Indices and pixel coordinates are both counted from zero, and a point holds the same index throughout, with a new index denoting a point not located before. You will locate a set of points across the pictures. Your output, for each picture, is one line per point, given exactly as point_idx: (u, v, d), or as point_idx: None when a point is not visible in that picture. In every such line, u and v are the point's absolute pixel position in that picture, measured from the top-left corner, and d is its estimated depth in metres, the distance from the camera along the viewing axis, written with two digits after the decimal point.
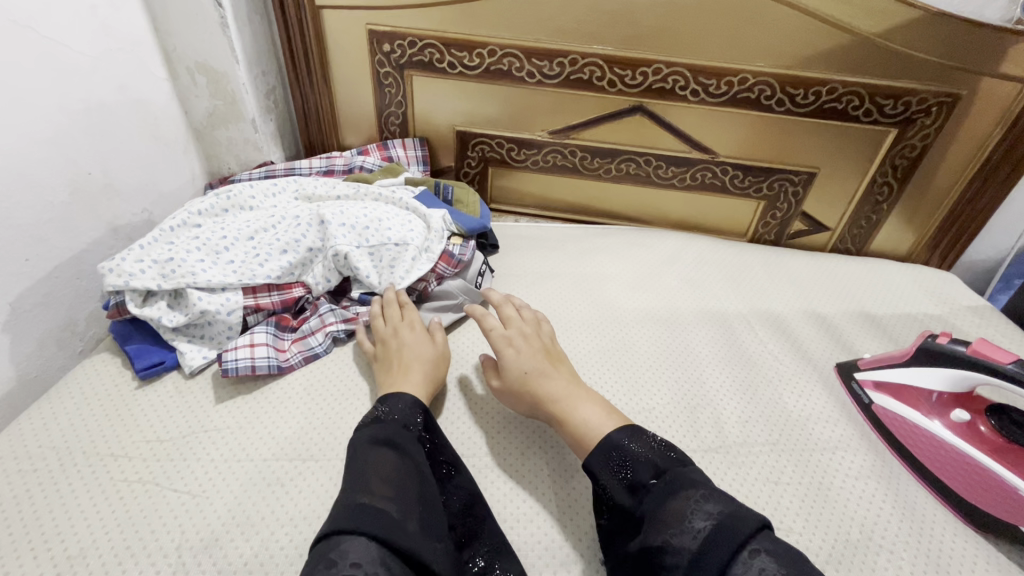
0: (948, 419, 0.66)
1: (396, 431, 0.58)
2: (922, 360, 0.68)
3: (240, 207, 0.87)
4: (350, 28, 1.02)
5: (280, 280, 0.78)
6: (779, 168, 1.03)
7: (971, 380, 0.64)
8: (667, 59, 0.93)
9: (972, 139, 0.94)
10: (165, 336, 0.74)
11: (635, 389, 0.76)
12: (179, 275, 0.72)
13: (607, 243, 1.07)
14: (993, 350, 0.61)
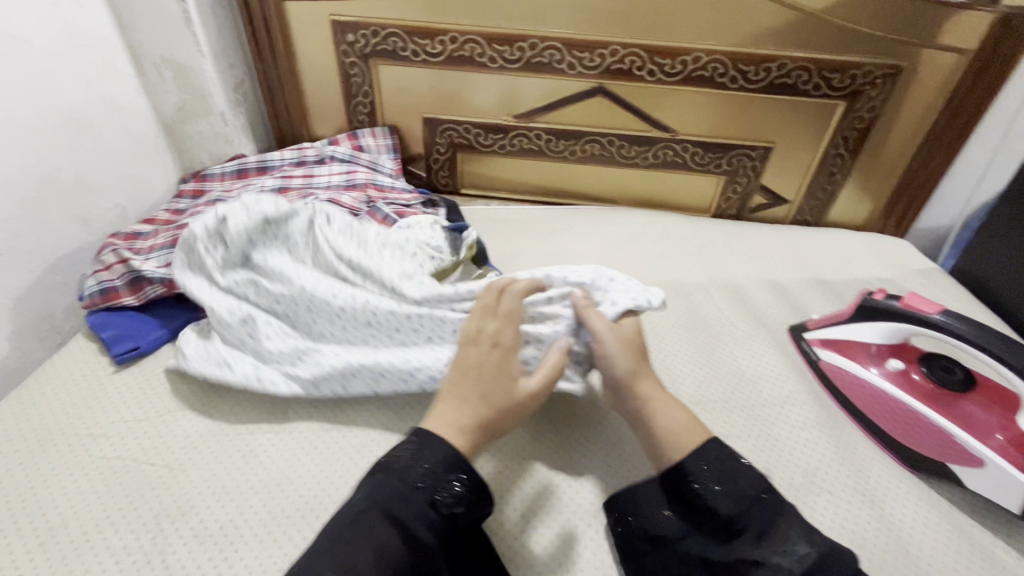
0: (884, 368, 0.70)
1: (405, 496, 0.48)
2: (861, 315, 0.72)
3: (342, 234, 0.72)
4: (314, 20, 1.03)
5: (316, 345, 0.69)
6: (736, 144, 1.06)
7: (905, 331, 0.68)
8: (622, 40, 0.96)
9: (917, 109, 0.99)
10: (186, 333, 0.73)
11: (704, 356, 0.80)
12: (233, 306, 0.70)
13: (574, 222, 1.10)
14: (923, 302, 0.66)
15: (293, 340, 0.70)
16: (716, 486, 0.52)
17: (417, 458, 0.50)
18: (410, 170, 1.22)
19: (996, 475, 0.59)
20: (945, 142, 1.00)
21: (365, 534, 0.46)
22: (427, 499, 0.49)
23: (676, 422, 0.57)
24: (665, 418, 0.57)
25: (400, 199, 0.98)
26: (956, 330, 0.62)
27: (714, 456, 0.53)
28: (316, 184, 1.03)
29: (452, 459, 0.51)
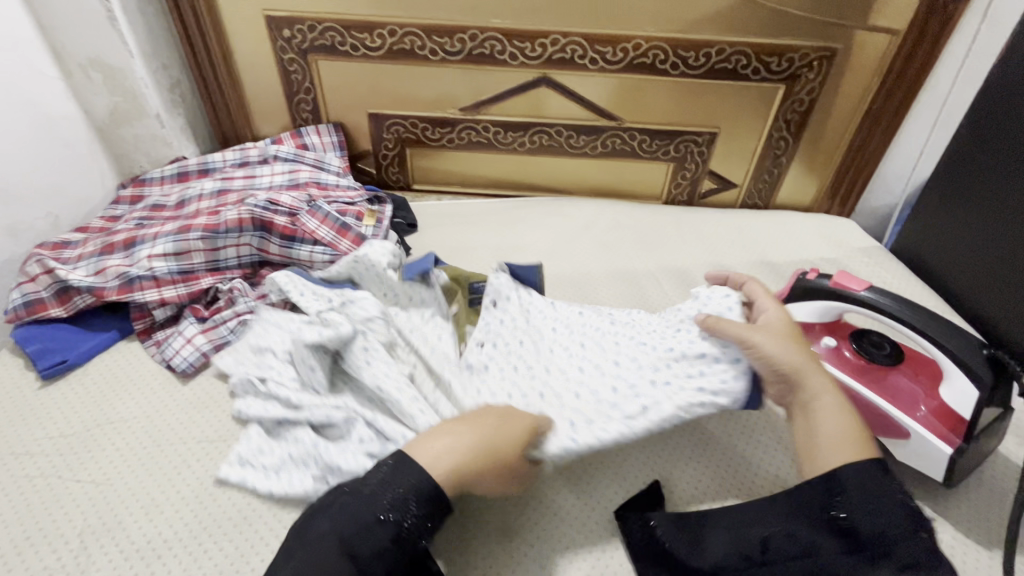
0: (819, 346, 0.71)
1: (366, 527, 0.46)
2: (796, 296, 0.72)
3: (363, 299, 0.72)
4: (248, 15, 1.00)
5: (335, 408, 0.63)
6: (681, 130, 1.07)
7: (836, 309, 0.69)
8: (562, 29, 0.96)
9: (854, 90, 1.00)
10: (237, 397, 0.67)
11: None
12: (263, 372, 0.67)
13: (525, 214, 1.09)
14: (851, 280, 0.67)
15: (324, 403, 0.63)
16: (861, 512, 0.47)
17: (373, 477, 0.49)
18: (359, 167, 1.20)
19: (923, 448, 0.60)
20: (883, 121, 1.02)
21: (314, 556, 0.45)
22: (389, 533, 0.46)
23: (831, 431, 0.52)
24: (831, 420, 0.53)
25: (343, 196, 0.97)
26: (882, 307, 0.63)
27: (872, 485, 0.48)
28: (258, 185, 1.00)
29: (427, 488, 0.49)
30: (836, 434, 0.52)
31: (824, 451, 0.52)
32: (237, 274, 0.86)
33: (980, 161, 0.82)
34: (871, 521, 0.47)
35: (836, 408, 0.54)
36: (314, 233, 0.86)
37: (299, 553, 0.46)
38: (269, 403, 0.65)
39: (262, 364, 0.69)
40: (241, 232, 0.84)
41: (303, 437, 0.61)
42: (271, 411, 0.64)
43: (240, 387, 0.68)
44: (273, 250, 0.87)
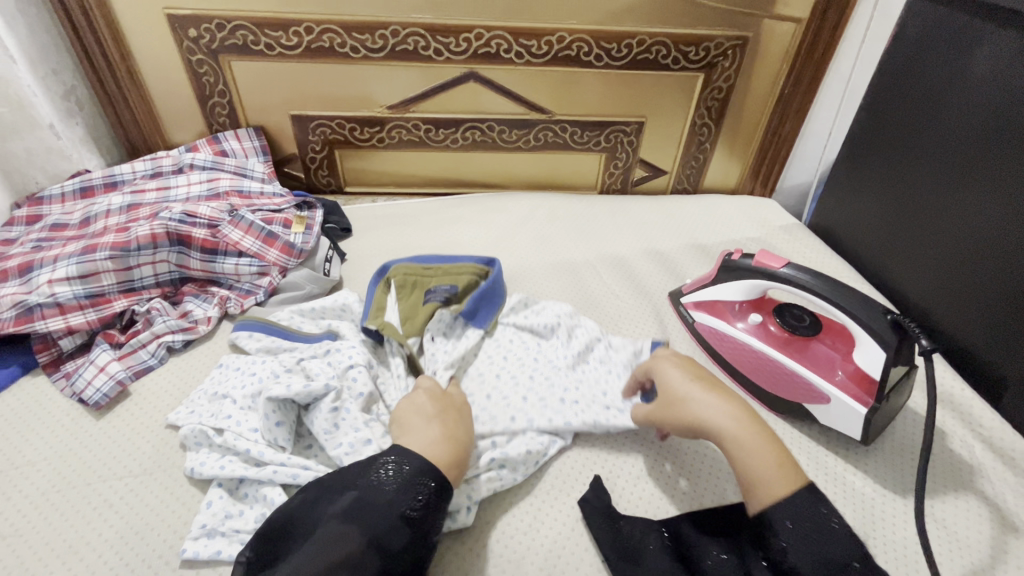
0: (746, 323, 0.75)
1: (378, 516, 0.47)
2: (723, 275, 0.76)
3: (329, 348, 0.70)
4: (147, 15, 0.93)
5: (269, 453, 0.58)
6: (611, 120, 1.09)
7: (760, 287, 0.72)
8: (485, 24, 0.95)
9: (766, 76, 1.06)
10: (189, 459, 0.61)
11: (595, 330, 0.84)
12: (219, 422, 0.61)
13: (462, 211, 1.08)
14: (771, 258, 0.70)
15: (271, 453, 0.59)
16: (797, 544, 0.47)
17: (384, 484, 0.50)
18: (286, 171, 1.15)
19: (844, 411, 0.65)
20: (795, 104, 1.08)
21: (336, 538, 0.45)
22: (404, 515, 0.48)
23: (752, 470, 0.52)
24: (748, 459, 0.52)
25: (268, 203, 0.92)
26: (798, 282, 0.67)
27: (803, 515, 0.48)
28: (173, 197, 0.94)
29: (420, 471, 0.51)
30: (755, 477, 0.52)
31: (757, 490, 0.51)
32: (154, 293, 0.81)
33: (878, 139, 0.89)
34: (807, 557, 0.46)
35: (749, 433, 0.54)
36: (238, 245, 0.82)
37: (317, 539, 0.45)
38: (226, 458, 0.59)
39: (217, 416, 0.62)
40: (157, 249, 0.79)
41: (276, 494, 0.56)
42: (230, 468, 0.58)
43: (192, 440, 0.61)
44: (194, 266, 0.82)
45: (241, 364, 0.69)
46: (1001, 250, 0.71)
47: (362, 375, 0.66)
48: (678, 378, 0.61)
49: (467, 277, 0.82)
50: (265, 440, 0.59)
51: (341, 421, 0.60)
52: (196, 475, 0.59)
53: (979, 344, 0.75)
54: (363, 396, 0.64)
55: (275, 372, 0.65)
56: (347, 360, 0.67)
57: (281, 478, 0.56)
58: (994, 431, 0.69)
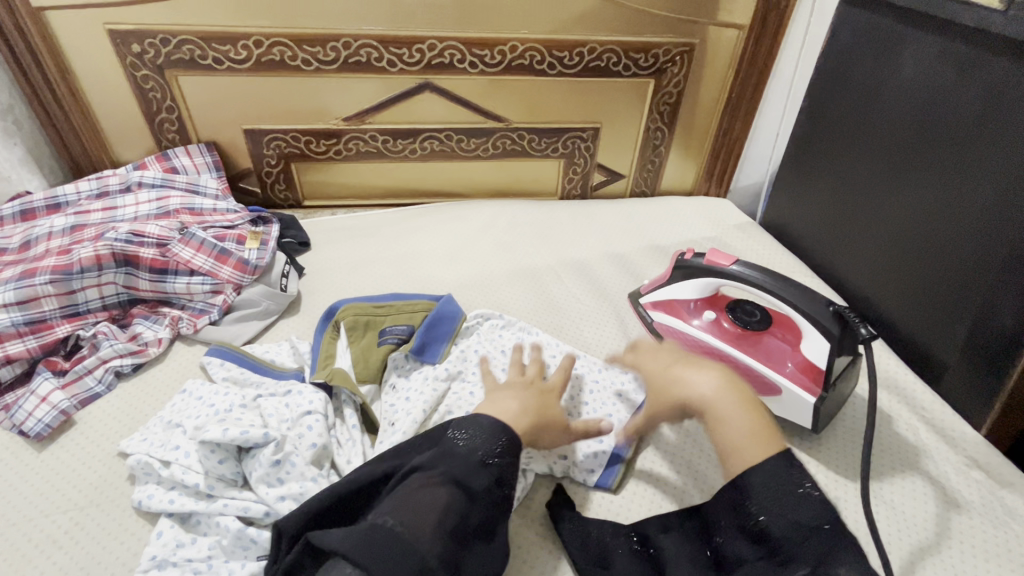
0: (702, 320, 0.76)
1: (469, 468, 0.50)
2: (678, 272, 0.78)
3: (290, 390, 0.67)
4: (87, 32, 0.91)
5: (212, 490, 0.56)
6: (567, 127, 1.11)
7: (712, 285, 0.74)
8: (437, 34, 0.96)
9: (714, 81, 1.10)
10: (138, 493, 0.58)
11: (558, 333, 0.85)
12: (167, 454, 0.59)
13: (423, 221, 1.08)
14: (720, 256, 0.73)
15: (219, 488, 0.57)
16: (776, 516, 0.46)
17: (464, 446, 0.52)
18: (241, 187, 1.13)
19: (794, 400, 0.66)
20: (743, 105, 1.12)
21: (424, 492, 0.48)
22: (493, 477, 0.51)
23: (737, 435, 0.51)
24: (725, 426, 0.52)
25: (220, 220, 0.89)
26: (744, 277, 0.69)
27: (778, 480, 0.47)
28: (120, 217, 0.91)
29: (506, 431, 0.53)
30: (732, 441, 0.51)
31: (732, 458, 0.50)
32: (101, 317, 0.78)
33: (819, 139, 0.93)
34: (781, 523, 0.45)
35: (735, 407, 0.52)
36: (189, 263, 0.80)
37: (405, 489, 0.49)
38: (175, 490, 0.57)
39: (165, 446, 0.60)
40: (102, 270, 0.76)
41: (229, 522, 0.54)
42: (179, 501, 0.56)
43: (140, 472, 0.59)
44: (143, 286, 0.80)
45: (204, 393, 0.68)
46: (933, 238, 0.75)
47: (318, 424, 0.62)
48: (660, 361, 0.61)
49: (422, 314, 0.79)
50: (215, 472, 0.57)
51: (286, 474, 0.57)
52: (145, 507, 0.57)
53: (922, 332, 0.78)
54: (314, 448, 0.59)
55: (233, 406, 0.64)
56: (306, 405, 0.64)
57: (232, 511, 0.55)
58: (937, 412, 0.73)
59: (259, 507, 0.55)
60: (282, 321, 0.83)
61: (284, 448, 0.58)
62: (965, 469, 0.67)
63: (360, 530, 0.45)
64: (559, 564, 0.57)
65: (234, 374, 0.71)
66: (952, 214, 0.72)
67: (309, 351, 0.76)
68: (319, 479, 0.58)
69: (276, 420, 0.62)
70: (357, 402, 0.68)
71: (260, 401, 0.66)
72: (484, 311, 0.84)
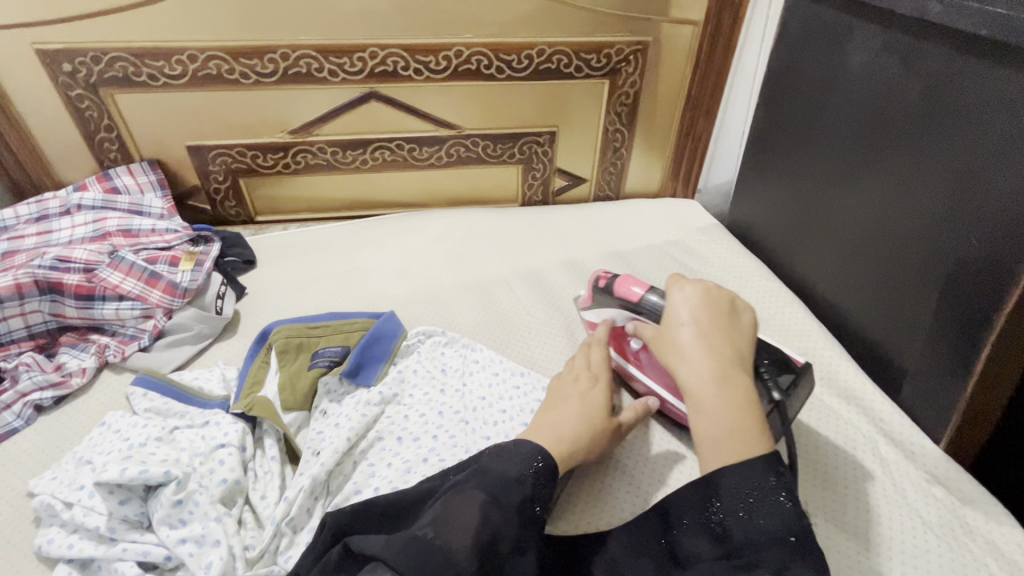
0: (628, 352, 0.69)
1: (505, 484, 0.49)
2: (602, 299, 0.70)
3: (208, 421, 0.64)
4: (13, 51, 0.88)
5: (112, 533, 0.53)
6: (522, 132, 1.08)
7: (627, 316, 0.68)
8: (378, 42, 0.93)
9: (671, 79, 1.06)
10: (38, 538, 0.55)
11: (505, 348, 0.82)
12: (69, 496, 0.56)
13: (376, 233, 1.05)
14: (633, 284, 0.66)
15: (120, 531, 0.54)
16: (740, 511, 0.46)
17: (502, 459, 0.51)
18: (190, 205, 1.10)
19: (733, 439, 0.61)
20: (704, 103, 1.08)
21: (459, 501, 0.47)
22: (528, 495, 0.49)
23: (709, 433, 0.50)
24: (705, 422, 0.51)
25: (156, 241, 0.87)
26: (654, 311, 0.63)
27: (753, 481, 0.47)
28: (55, 242, 0.88)
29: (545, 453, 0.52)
30: (704, 439, 0.51)
31: (709, 449, 0.50)
32: (26, 346, 0.76)
33: (775, 136, 0.89)
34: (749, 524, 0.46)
35: (715, 399, 0.51)
36: (117, 288, 0.78)
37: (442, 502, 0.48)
38: (76, 534, 0.54)
39: (70, 486, 0.57)
40: (24, 299, 0.74)
41: (126, 568, 0.51)
42: (79, 546, 0.53)
43: (44, 514, 0.56)
44: (70, 314, 0.77)
45: (122, 426, 0.65)
46: (890, 238, 0.71)
47: (230, 458, 0.59)
48: (679, 322, 0.58)
49: (358, 334, 0.76)
50: (115, 514, 0.54)
51: (190, 514, 0.54)
52: (44, 553, 0.54)
53: (886, 338, 0.74)
54: (224, 485, 0.57)
55: (147, 440, 0.61)
56: (221, 437, 0.61)
57: (131, 556, 0.52)
58: (896, 424, 0.69)
59: (161, 551, 0.52)
60: (217, 345, 0.81)
61: (188, 486, 0.55)
62: (924, 486, 0.63)
63: (399, 540, 0.45)
64: None
65: (156, 404, 0.68)
66: (904, 213, 0.68)
67: (238, 378, 0.73)
68: (226, 518, 0.55)
69: (186, 456, 0.59)
70: (281, 433, 0.65)
71: (175, 434, 0.63)
72: (425, 328, 0.81)
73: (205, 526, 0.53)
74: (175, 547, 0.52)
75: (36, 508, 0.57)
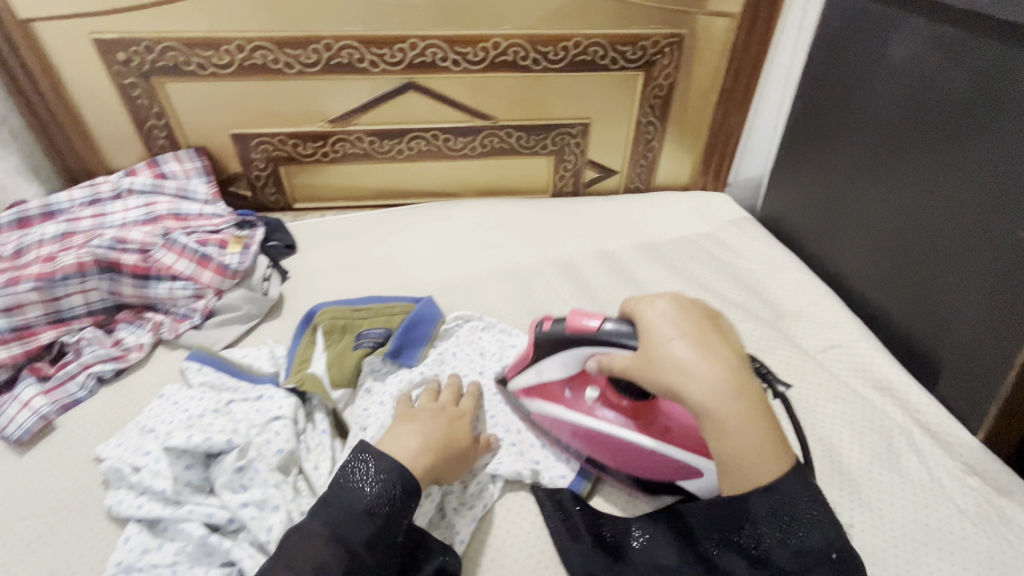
0: (585, 402, 0.64)
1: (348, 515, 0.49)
2: (537, 350, 0.64)
3: (262, 395, 0.67)
4: (71, 39, 0.92)
5: (178, 495, 0.57)
6: (555, 123, 1.09)
7: (582, 357, 0.60)
8: (418, 33, 0.95)
9: (706, 72, 1.06)
10: (108, 499, 0.59)
11: None
12: (137, 460, 0.59)
13: (411, 221, 1.07)
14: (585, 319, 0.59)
15: (185, 494, 0.57)
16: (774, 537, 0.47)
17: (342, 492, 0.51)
18: (232, 191, 1.13)
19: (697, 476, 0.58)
20: (738, 96, 1.08)
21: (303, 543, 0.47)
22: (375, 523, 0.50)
23: (746, 458, 0.47)
24: (742, 449, 0.47)
25: (205, 225, 0.90)
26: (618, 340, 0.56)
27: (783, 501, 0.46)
28: (109, 224, 0.92)
29: (396, 474, 0.52)
30: (741, 467, 0.47)
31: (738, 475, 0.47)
32: (87, 322, 0.79)
33: (812, 129, 0.89)
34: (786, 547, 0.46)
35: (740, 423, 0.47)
36: (171, 269, 0.81)
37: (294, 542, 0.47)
38: (143, 496, 0.58)
39: (136, 452, 0.61)
40: (85, 277, 0.78)
41: (193, 528, 0.54)
42: (147, 507, 0.57)
43: (113, 476, 0.60)
44: (127, 292, 0.81)
45: (179, 398, 0.68)
46: (930, 230, 0.71)
47: (285, 430, 0.62)
48: (674, 342, 0.51)
49: (399, 317, 0.78)
50: (181, 479, 0.57)
51: (251, 480, 0.57)
52: (114, 512, 0.58)
53: (922, 331, 0.74)
54: (281, 454, 0.60)
55: (205, 411, 0.64)
56: (275, 410, 0.64)
57: (197, 517, 0.55)
58: (932, 416, 0.70)
59: (224, 513, 0.55)
60: (264, 325, 0.84)
61: (249, 453, 0.58)
62: (961, 476, 0.64)
63: None
64: (535, 557, 0.58)
65: (210, 379, 0.71)
66: (947, 205, 0.68)
67: (286, 356, 0.76)
68: (284, 486, 0.58)
69: (244, 428, 0.62)
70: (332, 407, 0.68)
71: (231, 407, 0.66)
72: (463, 313, 0.83)
73: (265, 492, 0.56)
74: (238, 511, 0.55)
75: (104, 471, 0.61)
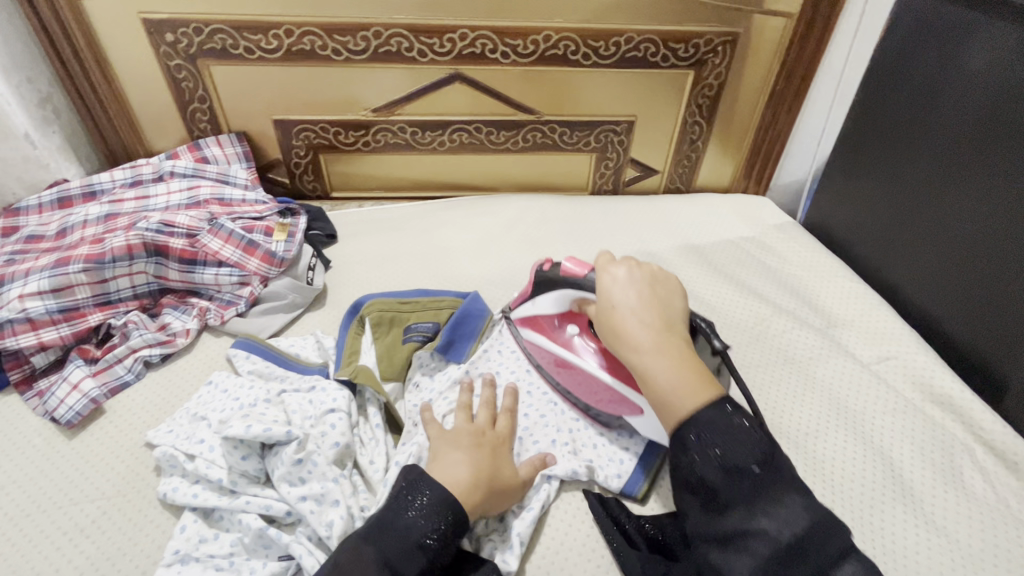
0: (568, 338, 0.69)
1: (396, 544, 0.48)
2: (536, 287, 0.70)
3: (313, 386, 0.66)
4: (119, 18, 0.91)
5: (235, 485, 0.56)
6: (600, 120, 1.08)
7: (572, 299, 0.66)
8: (469, 23, 0.94)
9: (757, 72, 1.04)
10: (162, 486, 0.58)
11: None
12: (191, 448, 0.58)
13: (450, 214, 1.06)
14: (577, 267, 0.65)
15: (241, 485, 0.56)
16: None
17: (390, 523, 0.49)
18: (270, 177, 1.12)
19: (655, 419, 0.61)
20: (788, 98, 1.06)
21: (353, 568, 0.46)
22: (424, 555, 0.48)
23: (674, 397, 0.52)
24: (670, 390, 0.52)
25: (249, 211, 0.89)
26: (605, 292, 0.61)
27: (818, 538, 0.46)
28: (152, 206, 0.91)
29: (444, 503, 0.51)
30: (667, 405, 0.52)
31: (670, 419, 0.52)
32: (132, 305, 0.79)
33: (871, 134, 0.87)
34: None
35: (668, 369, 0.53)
36: (218, 254, 0.80)
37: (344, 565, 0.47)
38: (198, 484, 0.57)
39: (190, 439, 0.60)
40: (133, 260, 0.77)
41: (251, 520, 0.53)
42: (203, 496, 0.56)
43: (165, 464, 0.59)
44: (173, 276, 0.80)
45: (229, 386, 0.67)
46: (1001, 243, 0.69)
47: (341, 423, 0.61)
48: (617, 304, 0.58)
49: (447, 311, 0.76)
50: (237, 469, 0.57)
51: (309, 473, 0.56)
52: (169, 499, 0.57)
53: (985, 345, 0.72)
54: (337, 448, 0.58)
55: (257, 401, 0.63)
56: (329, 403, 0.63)
57: (254, 508, 0.54)
58: (995, 433, 0.68)
59: (282, 506, 0.55)
60: (307, 314, 0.83)
61: (306, 446, 0.57)
62: None
63: None
64: (594, 560, 0.57)
65: (257, 369, 0.70)
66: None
67: (334, 346, 0.75)
68: (341, 480, 0.57)
69: (299, 420, 0.61)
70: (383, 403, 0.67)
71: (283, 396, 0.65)
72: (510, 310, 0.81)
73: (322, 486, 0.55)
74: (297, 504, 0.54)
75: (156, 458, 0.60)
